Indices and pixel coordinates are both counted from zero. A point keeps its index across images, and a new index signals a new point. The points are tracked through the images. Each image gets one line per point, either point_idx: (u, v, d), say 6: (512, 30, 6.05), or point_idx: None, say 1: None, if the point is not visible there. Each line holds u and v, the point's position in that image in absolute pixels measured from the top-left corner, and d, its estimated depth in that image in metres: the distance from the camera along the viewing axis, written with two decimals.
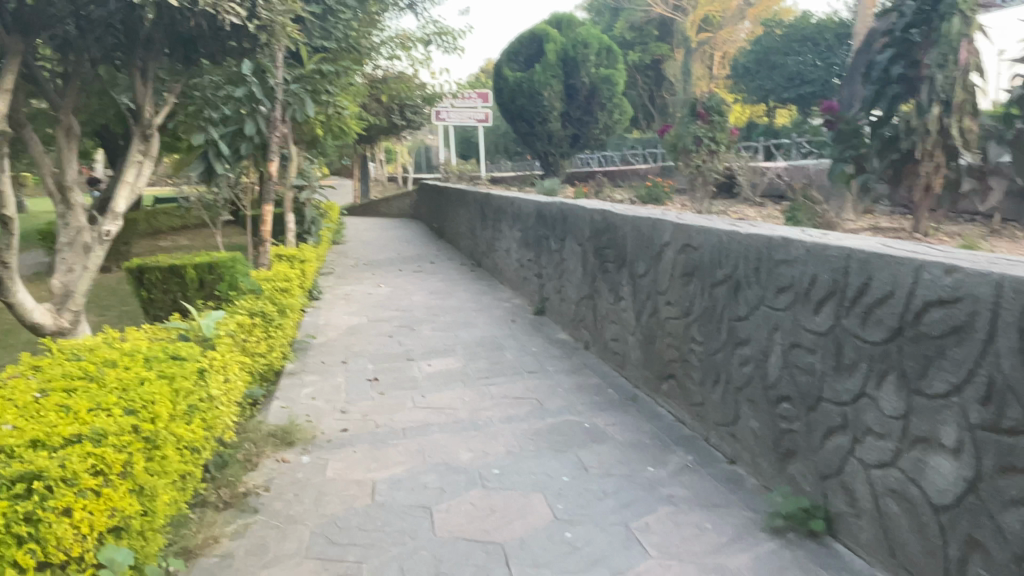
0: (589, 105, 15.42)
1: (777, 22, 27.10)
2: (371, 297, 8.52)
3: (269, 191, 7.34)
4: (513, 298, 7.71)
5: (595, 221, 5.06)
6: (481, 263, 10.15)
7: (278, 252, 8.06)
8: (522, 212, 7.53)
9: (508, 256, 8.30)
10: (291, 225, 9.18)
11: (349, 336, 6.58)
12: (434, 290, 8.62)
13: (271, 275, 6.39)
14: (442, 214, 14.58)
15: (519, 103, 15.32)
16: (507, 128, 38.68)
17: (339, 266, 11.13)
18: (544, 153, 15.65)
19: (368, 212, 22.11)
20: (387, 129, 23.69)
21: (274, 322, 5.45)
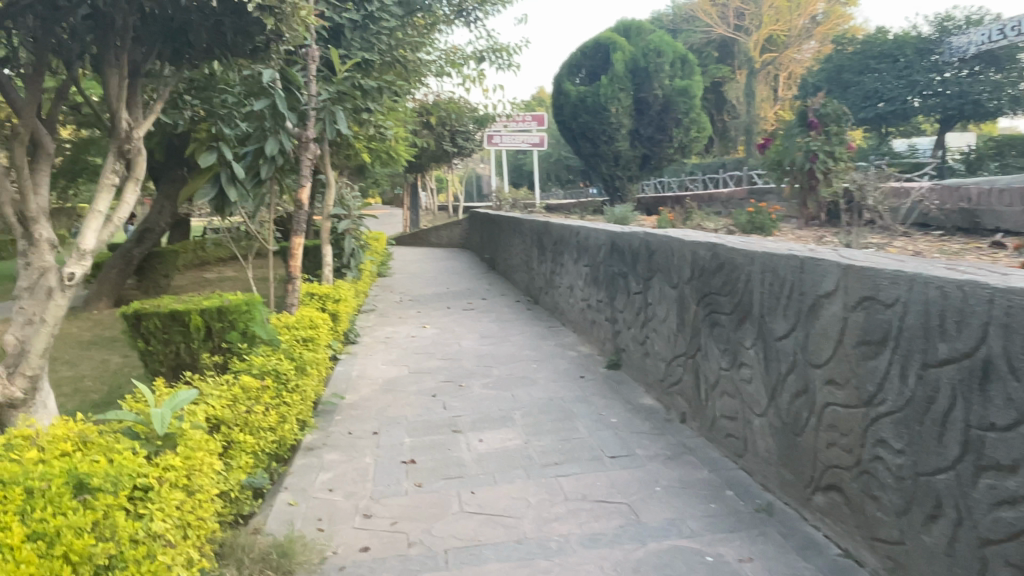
0: (663, 122, 14.23)
1: (849, 40, 25.55)
2: (415, 341, 7.43)
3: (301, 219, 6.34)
4: (581, 345, 6.49)
5: (697, 256, 3.86)
6: (538, 300, 8.99)
7: (309, 289, 7.02)
8: (591, 244, 6.34)
9: (573, 296, 7.10)
10: (327, 258, 8.19)
11: (384, 394, 5.47)
12: (487, 333, 7.48)
13: (294, 321, 5.32)
14: (494, 245, 13.53)
15: (584, 121, 14.21)
16: (560, 155, 37.87)
17: (382, 302, 10.09)
18: (609, 175, 14.52)
19: (417, 241, 21.22)
20: (438, 156, 22.99)
21: (290, 382, 4.37)
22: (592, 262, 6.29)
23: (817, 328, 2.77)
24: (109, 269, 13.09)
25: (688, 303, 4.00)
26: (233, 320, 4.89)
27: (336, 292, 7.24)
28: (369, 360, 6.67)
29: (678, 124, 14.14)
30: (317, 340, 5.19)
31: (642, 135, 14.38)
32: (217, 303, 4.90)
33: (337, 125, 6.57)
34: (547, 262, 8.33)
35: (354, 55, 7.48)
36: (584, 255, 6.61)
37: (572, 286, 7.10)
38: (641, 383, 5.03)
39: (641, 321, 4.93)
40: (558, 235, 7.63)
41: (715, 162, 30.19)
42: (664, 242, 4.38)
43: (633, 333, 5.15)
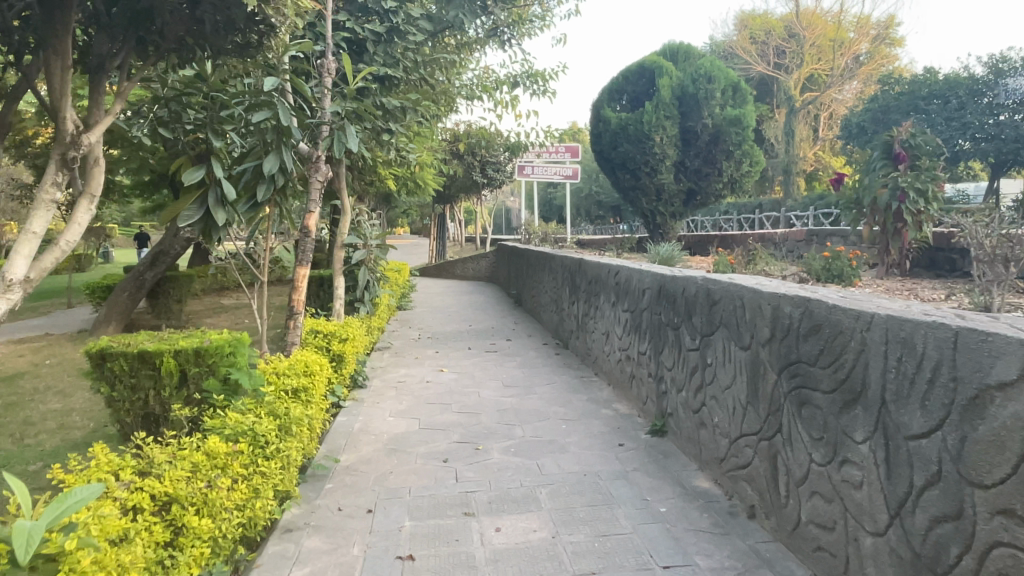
0: (710, 154, 13.37)
1: (895, 79, 24.68)
2: (429, 387, 6.63)
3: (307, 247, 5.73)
4: (619, 404, 5.62)
5: (779, 312, 3.03)
6: (568, 344, 8.16)
7: (312, 324, 6.27)
8: (632, 287, 5.53)
9: (608, 343, 6.26)
10: (340, 291, 7.51)
11: (387, 454, 4.65)
12: (511, 382, 6.64)
13: (288, 365, 4.56)
14: (521, 281, 12.77)
15: (626, 151, 13.45)
16: (590, 190, 37.33)
17: (399, 340, 9.33)
18: (650, 211, 13.73)
19: (442, 272, 20.55)
20: (467, 187, 22.57)
21: (269, 445, 3.61)
22: (632, 306, 5.48)
23: (983, 434, 1.94)
24: (120, 293, 12.64)
25: (765, 371, 3.16)
26: (212, 364, 4.14)
27: (344, 329, 6.49)
28: (376, 410, 5.86)
29: (727, 156, 13.23)
30: (309, 390, 4.42)
31: (688, 168, 13.56)
32: (195, 343, 4.16)
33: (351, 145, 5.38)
34: (580, 303, 7.51)
35: (378, 70, 6.83)
36: (622, 298, 5.79)
37: (608, 332, 6.27)
38: (694, 458, 4.17)
39: (695, 383, 4.09)
40: (594, 274, 6.82)
41: (751, 202, 29.28)
42: (730, 291, 3.55)
43: (683, 396, 4.31)
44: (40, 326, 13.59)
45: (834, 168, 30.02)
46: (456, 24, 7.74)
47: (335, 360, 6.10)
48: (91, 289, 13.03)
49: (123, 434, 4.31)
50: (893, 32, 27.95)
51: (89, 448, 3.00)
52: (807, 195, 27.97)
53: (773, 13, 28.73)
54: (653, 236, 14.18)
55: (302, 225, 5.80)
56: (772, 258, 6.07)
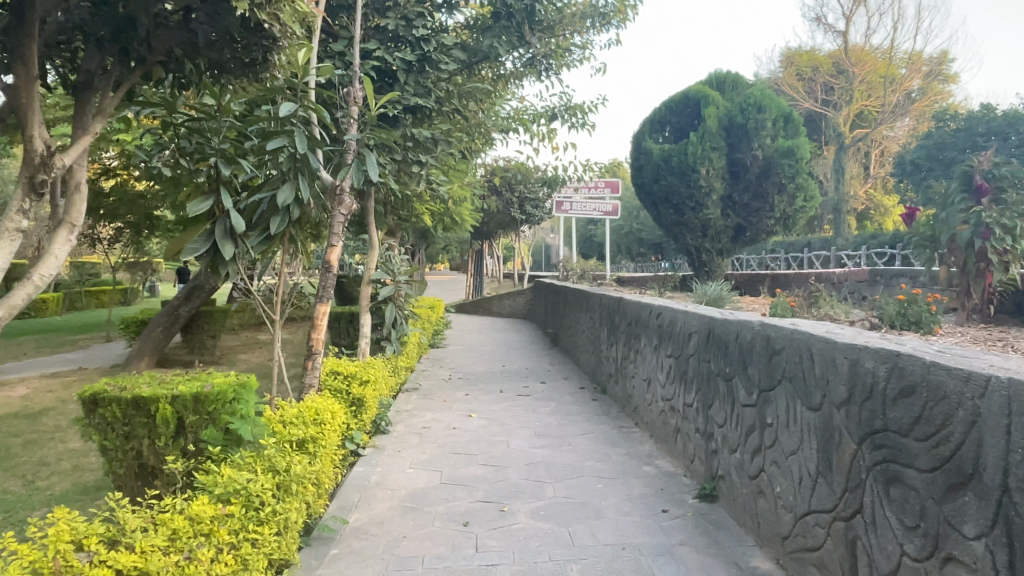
0: (760, 187, 12.81)
1: (950, 114, 23.79)
2: (456, 434, 6.19)
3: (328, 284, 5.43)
4: (662, 460, 5.08)
5: (859, 369, 2.52)
6: (606, 389, 7.65)
7: (333, 364, 5.89)
8: (676, 330, 5.04)
9: (650, 391, 5.76)
10: (365, 328, 7.18)
11: (403, 513, 4.20)
12: (543, 430, 6.15)
13: (298, 414, 4.17)
14: (558, 319, 12.32)
15: (670, 184, 12.99)
16: (631, 227, 36.84)
17: (428, 380, 8.93)
18: (695, 248, 13.25)
19: (478, 309, 20.20)
20: (506, 223, 22.36)
21: (265, 507, 3.20)
22: (677, 350, 4.98)
23: None
24: (153, 327, 12.60)
25: (841, 438, 2.63)
26: (212, 412, 3.77)
27: (366, 370, 6.12)
28: (397, 460, 5.42)
29: (779, 189, 12.65)
30: (319, 440, 4.02)
31: (736, 203, 13.01)
32: (195, 389, 3.80)
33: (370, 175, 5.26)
34: (619, 346, 7.02)
35: (408, 101, 6.54)
36: (665, 342, 5.30)
37: (650, 378, 5.76)
38: (751, 531, 3.61)
39: (751, 446, 3.56)
40: (635, 315, 6.33)
41: (798, 240, 28.42)
42: (794, 341, 3.05)
43: (737, 457, 3.77)
44: (77, 360, 13.61)
45: (885, 206, 28.99)
46: (491, 55, 7.48)
47: (355, 405, 5.70)
48: (125, 324, 13.04)
49: (117, 486, 3.96)
50: (946, 68, 27.06)
51: (49, 513, 2.62)
52: (857, 234, 27.01)
53: (819, 49, 28.14)
54: (698, 274, 13.60)
55: (325, 260, 5.51)
56: (832, 302, 5.51)
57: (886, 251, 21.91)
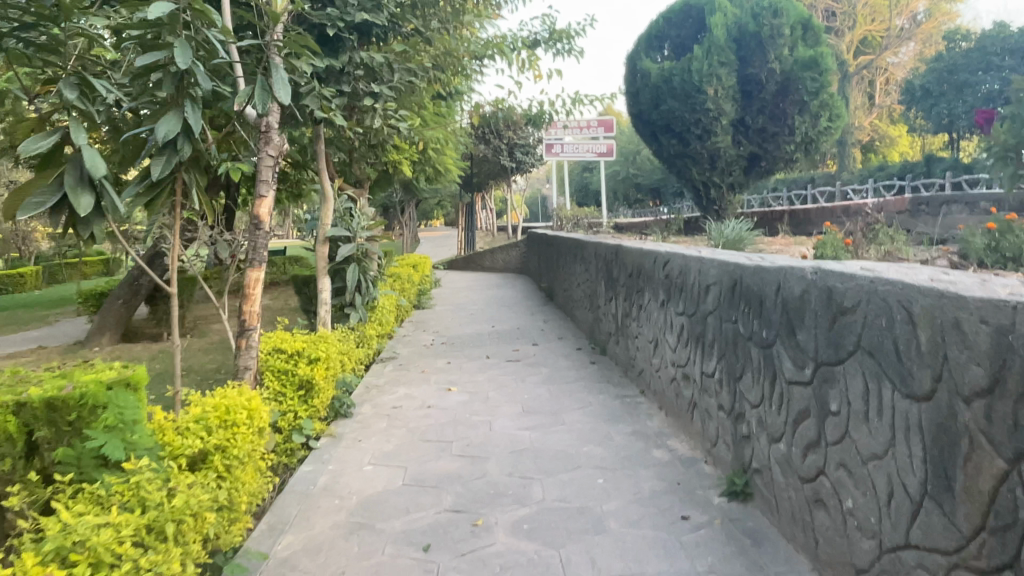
0: (778, 108, 11.50)
1: (961, 34, 22.39)
2: (430, 414, 5.25)
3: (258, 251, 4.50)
4: (676, 442, 4.12)
5: (1016, 341, 1.53)
6: (607, 349, 6.68)
7: (277, 340, 4.88)
8: (688, 282, 4.04)
9: (657, 354, 4.80)
10: (324, 293, 6.19)
11: (348, 534, 3.25)
12: (533, 406, 5.20)
13: (203, 418, 3.20)
14: (552, 271, 11.31)
15: (675, 109, 11.73)
16: (627, 172, 35.60)
17: (407, 348, 7.98)
18: (702, 182, 12.16)
19: (469, 265, 19.20)
20: (495, 173, 21.22)
21: (122, 564, 2.23)
22: (690, 307, 3.98)
23: None
24: (114, 299, 11.68)
25: (977, 449, 1.66)
26: (75, 422, 2.82)
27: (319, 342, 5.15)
28: (355, 454, 4.46)
29: (800, 109, 11.35)
30: (227, 450, 3.07)
31: (750, 128, 11.67)
32: (51, 393, 2.80)
33: (281, 97, 3.63)
34: (619, 301, 6.02)
35: (352, 18, 5.37)
36: (675, 296, 4.30)
37: (657, 341, 4.79)
38: (804, 550, 2.68)
39: (805, 439, 2.59)
40: (635, 264, 5.32)
41: (802, 177, 27.29)
42: (877, 295, 2.04)
43: (780, 449, 2.82)
44: (38, 338, 12.73)
45: (891, 138, 27.74)
46: None
47: (305, 389, 4.73)
48: (84, 297, 12.10)
49: None
50: None
51: None
52: (861, 168, 25.92)
53: None
54: (707, 213, 12.48)
55: (254, 214, 4.50)
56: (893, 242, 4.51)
57: (894, 183, 20.84)
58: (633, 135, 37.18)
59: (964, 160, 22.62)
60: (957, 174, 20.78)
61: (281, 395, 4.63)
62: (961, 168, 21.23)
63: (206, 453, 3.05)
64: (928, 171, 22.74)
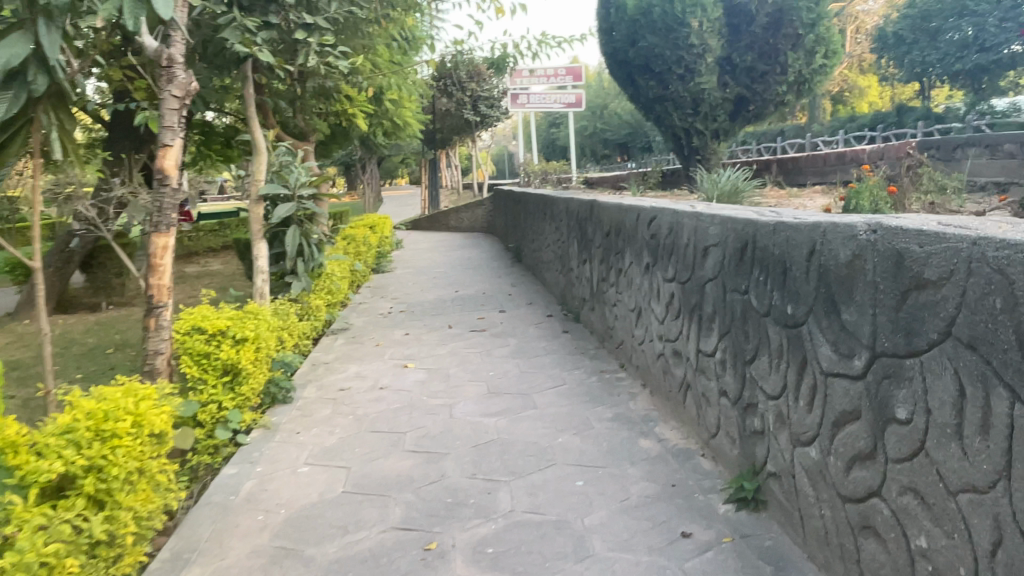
0: (768, 44, 8.97)
1: None
2: (381, 398, 4.57)
3: (166, 219, 3.78)
4: (666, 430, 3.53)
5: None
6: (581, 317, 6.06)
7: (197, 317, 4.14)
8: (680, 243, 3.40)
9: (641, 324, 4.19)
10: (261, 260, 5.43)
11: (265, 567, 2.60)
12: (499, 385, 4.55)
13: (72, 428, 2.52)
14: (520, 231, 10.62)
15: (654, 44, 8.97)
16: (596, 126, 34.71)
17: (362, 318, 7.27)
18: (683, 130, 9.43)
19: (434, 224, 18.35)
20: (458, 127, 20.21)
21: None
22: (684, 272, 3.34)
23: None
24: (43, 268, 10.62)
25: None
26: None
27: (253, 318, 4.41)
28: (291, 451, 3.78)
29: (792, 44, 8.91)
30: (102, 470, 2.42)
31: (737, 66, 9.07)
32: None
33: (160, 12, 2.90)
34: (595, 264, 5.37)
35: None
36: (663, 261, 3.65)
37: (640, 310, 4.17)
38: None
39: (848, 447, 1.99)
40: (613, 223, 4.65)
41: (773, 129, 26.72)
42: (985, 265, 1.42)
43: (809, 455, 2.23)
44: None
45: (862, 87, 27.20)
46: None
47: (231, 375, 4.04)
48: (10, 267, 11.03)
49: None
50: None
51: None
52: (833, 119, 25.40)
53: None
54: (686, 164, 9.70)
55: (158, 167, 3.75)
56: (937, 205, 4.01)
57: (867, 133, 20.35)
58: (601, 88, 36.13)
59: (936, 110, 22.20)
60: (930, 124, 20.35)
61: (202, 383, 3.92)
62: (934, 117, 20.81)
63: (73, 475, 2.40)
64: (899, 120, 22.32)
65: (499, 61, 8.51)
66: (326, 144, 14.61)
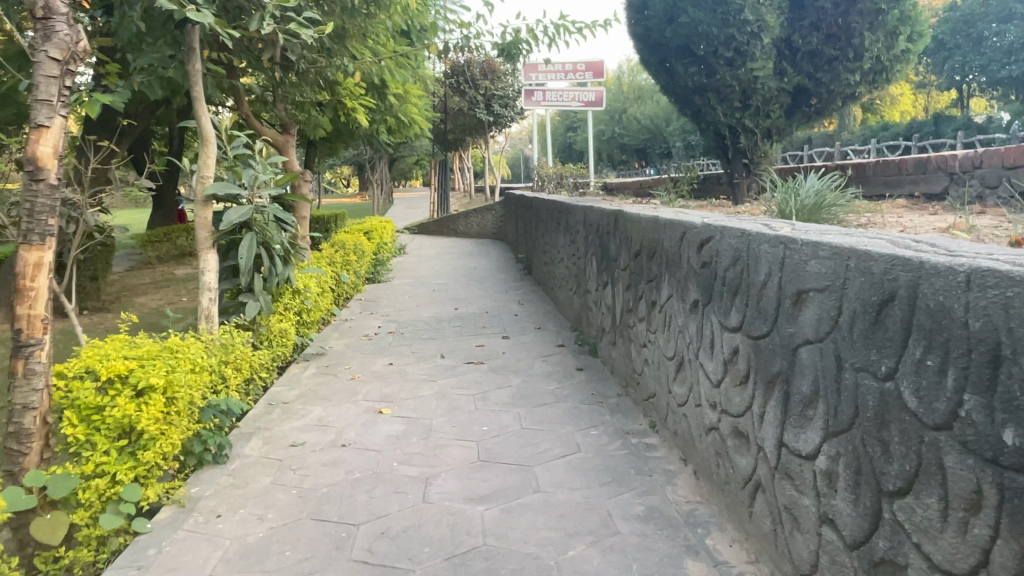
0: (839, 23, 7.39)
1: None
2: (340, 460, 3.54)
3: (36, 226, 2.77)
4: (723, 546, 2.47)
5: None
6: (600, 351, 5.00)
7: (97, 354, 3.13)
8: (750, 279, 2.35)
9: (681, 379, 3.14)
10: (207, 275, 4.42)
11: None
12: (494, 450, 3.49)
13: None
14: (532, 241, 9.59)
15: (696, 20, 7.60)
16: (615, 131, 33.69)
17: (343, 340, 6.25)
18: (728, 127, 7.99)
19: (442, 229, 17.39)
20: (471, 127, 19.26)
21: None
22: (757, 322, 2.30)
23: None
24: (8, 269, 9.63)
25: None
26: None
27: (176, 355, 3.39)
28: (199, 549, 2.74)
29: (870, 22, 7.35)
30: None
31: (798, 51, 7.61)
32: None
33: None
34: (619, 289, 4.32)
35: None
36: (720, 299, 2.61)
37: (681, 359, 3.12)
38: None
39: None
40: (646, 240, 3.62)
41: (800, 137, 25.59)
42: None
43: None
44: None
45: (894, 96, 26.04)
46: None
47: (132, 434, 3.02)
48: None
49: None
50: None
51: None
52: (864, 128, 24.26)
53: None
54: (732, 167, 8.34)
55: (29, 156, 2.75)
56: None
57: (902, 144, 19.22)
58: (621, 92, 35.13)
59: (977, 119, 21.01)
60: (970, 133, 19.15)
61: (90, 447, 2.91)
62: (975, 127, 19.62)
63: None
64: (937, 130, 21.17)
65: (510, 48, 7.47)
66: (330, 142, 13.67)
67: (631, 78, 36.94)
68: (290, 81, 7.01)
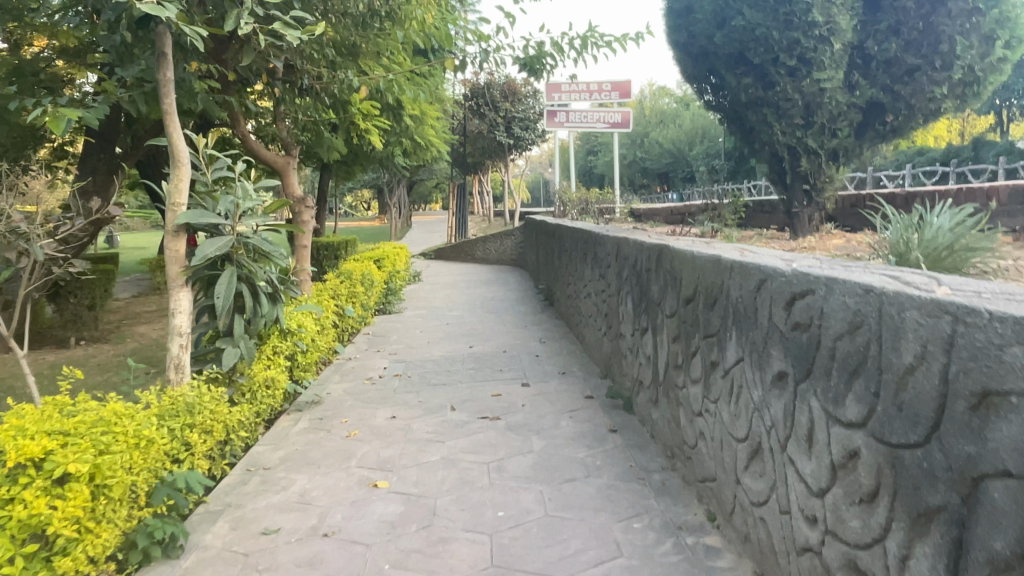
0: (925, 27, 6.12)
1: None
2: (321, 556, 2.83)
3: None
4: None
5: None
6: (636, 407, 4.28)
7: (11, 428, 2.47)
8: (881, 358, 1.64)
9: (756, 468, 2.42)
10: (180, 320, 3.78)
11: None
12: (512, 550, 2.77)
13: None
14: (554, 272, 8.90)
15: (754, 23, 6.37)
16: (637, 154, 33.04)
17: (343, 384, 5.57)
18: (787, 148, 6.60)
19: (459, 255, 16.76)
20: (491, 151, 18.70)
21: None
22: (897, 423, 1.58)
23: None
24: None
25: None
26: None
27: (115, 426, 2.72)
28: None
29: (961, 25, 6.00)
30: None
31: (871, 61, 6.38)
32: None
33: None
34: (662, 339, 3.61)
35: None
36: (825, 378, 1.90)
37: (756, 444, 2.40)
38: None
39: None
40: (701, 284, 2.91)
41: None
42: None
43: None
44: None
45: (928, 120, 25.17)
46: None
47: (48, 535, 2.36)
48: None
49: None
50: None
51: None
52: (897, 153, 23.42)
53: None
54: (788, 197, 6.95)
55: None
56: None
57: (941, 169, 18.37)
58: (644, 116, 34.56)
59: (1018, 144, 20.11)
60: (1012, 159, 18.28)
61: None
62: (1017, 152, 18.75)
63: None
64: (976, 156, 20.29)
65: (533, 62, 6.84)
66: (344, 164, 13.10)
67: (654, 102, 36.37)
68: (294, 98, 6.63)
